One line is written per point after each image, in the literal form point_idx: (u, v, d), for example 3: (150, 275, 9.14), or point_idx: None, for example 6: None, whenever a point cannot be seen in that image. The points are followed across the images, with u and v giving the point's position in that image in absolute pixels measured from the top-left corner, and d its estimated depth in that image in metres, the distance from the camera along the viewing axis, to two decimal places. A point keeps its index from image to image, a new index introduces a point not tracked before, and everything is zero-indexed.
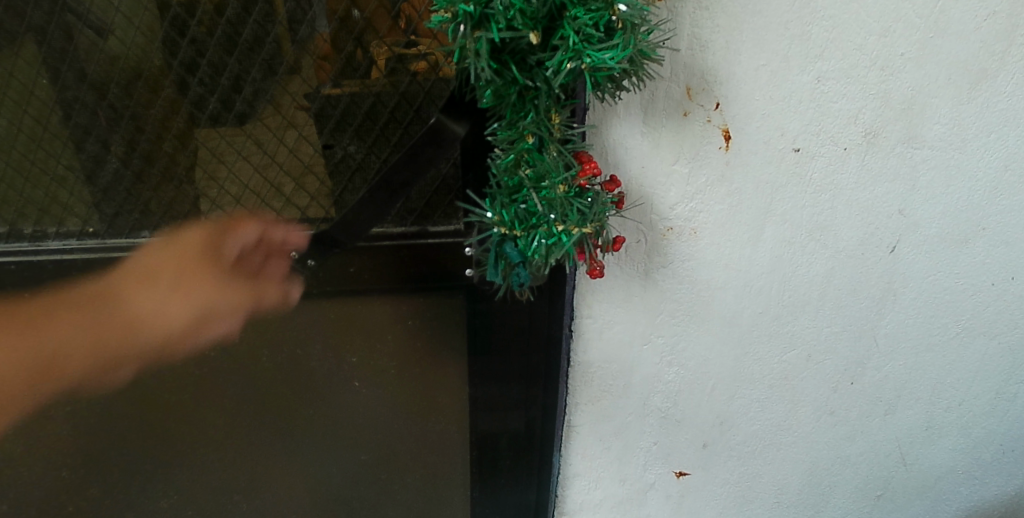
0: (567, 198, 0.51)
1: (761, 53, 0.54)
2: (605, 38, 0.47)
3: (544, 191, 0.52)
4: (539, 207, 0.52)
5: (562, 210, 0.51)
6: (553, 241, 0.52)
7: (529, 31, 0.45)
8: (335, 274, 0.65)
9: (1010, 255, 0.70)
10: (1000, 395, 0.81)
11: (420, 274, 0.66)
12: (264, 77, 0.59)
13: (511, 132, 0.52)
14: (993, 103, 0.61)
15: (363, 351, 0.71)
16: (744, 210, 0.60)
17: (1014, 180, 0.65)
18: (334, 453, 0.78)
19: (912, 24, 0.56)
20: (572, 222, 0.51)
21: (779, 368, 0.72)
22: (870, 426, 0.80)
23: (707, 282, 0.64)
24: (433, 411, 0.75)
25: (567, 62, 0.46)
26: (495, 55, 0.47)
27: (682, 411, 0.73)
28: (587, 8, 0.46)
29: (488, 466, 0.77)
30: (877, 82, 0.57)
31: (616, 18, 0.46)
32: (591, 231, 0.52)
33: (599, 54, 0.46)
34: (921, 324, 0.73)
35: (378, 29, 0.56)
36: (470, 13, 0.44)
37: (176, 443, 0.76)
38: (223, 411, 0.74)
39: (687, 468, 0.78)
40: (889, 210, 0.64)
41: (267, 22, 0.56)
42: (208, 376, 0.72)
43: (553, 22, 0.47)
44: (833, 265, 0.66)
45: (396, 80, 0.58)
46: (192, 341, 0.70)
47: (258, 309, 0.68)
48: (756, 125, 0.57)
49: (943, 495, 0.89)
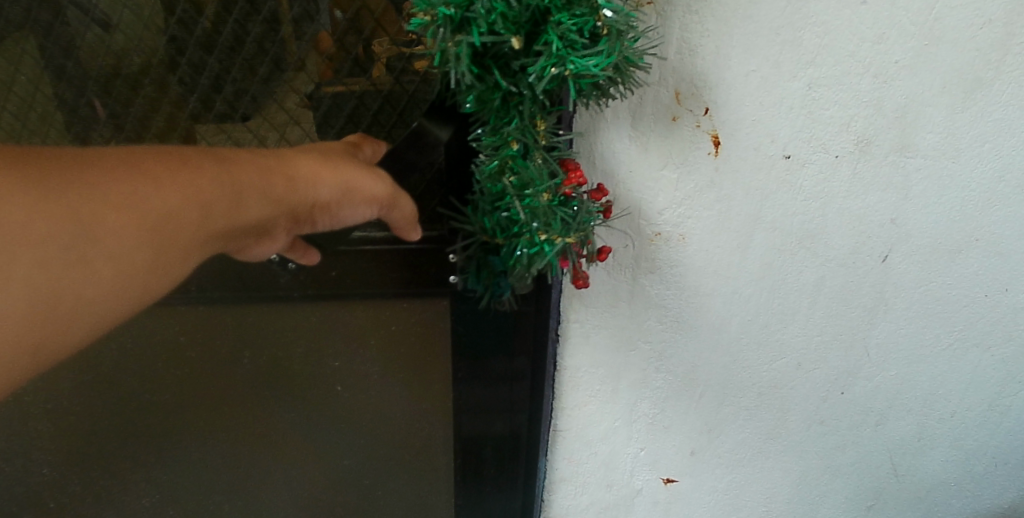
0: (551, 207, 0.50)
1: (751, 58, 0.53)
2: (590, 45, 0.46)
3: (526, 199, 0.51)
4: (522, 215, 0.51)
5: (545, 219, 0.50)
6: (535, 251, 0.52)
7: (511, 36, 0.44)
8: (316, 277, 0.65)
9: (1004, 267, 0.69)
10: (993, 407, 0.80)
11: (403, 278, 0.65)
12: (244, 77, 0.58)
13: (495, 137, 0.51)
14: (987, 113, 0.60)
15: (347, 356, 0.71)
16: (733, 216, 0.60)
17: (1009, 191, 0.64)
18: (315, 457, 0.78)
19: (906, 31, 0.55)
20: (555, 231, 0.50)
21: (768, 376, 0.71)
22: (862, 436, 0.79)
23: (695, 289, 0.63)
24: (418, 417, 0.75)
25: (551, 68, 0.46)
26: (477, 59, 0.47)
27: (670, 418, 0.72)
28: (572, 13, 0.45)
29: (473, 472, 0.77)
30: (869, 90, 0.56)
31: (602, 24, 0.45)
32: (575, 241, 0.51)
33: (583, 61, 0.45)
34: (913, 334, 0.72)
35: (360, 31, 0.55)
36: (450, 17, 0.44)
37: (158, 441, 0.76)
38: (206, 411, 0.74)
39: (674, 475, 0.77)
40: (881, 219, 0.63)
41: (248, 21, 0.56)
42: (191, 375, 0.72)
43: (537, 27, 0.46)
44: (824, 273, 0.65)
45: (378, 82, 0.57)
46: (173, 342, 0.69)
47: (240, 312, 0.67)
48: (746, 131, 0.56)
49: (935, 507, 0.88)
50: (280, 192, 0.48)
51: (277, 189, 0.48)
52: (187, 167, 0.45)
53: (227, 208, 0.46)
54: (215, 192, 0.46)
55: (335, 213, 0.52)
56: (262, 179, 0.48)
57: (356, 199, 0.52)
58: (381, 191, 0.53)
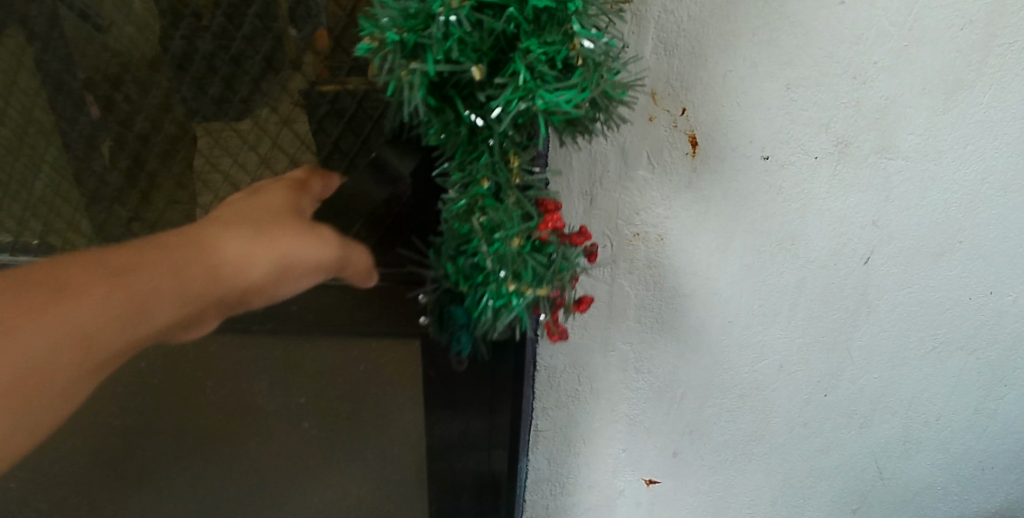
0: (521, 253, 0.50)
1: (728, 59, 0.53)
2: (561, 75, 0.45)
3: (497, 243, 0.50)
4: (491, 261, 0.51)
5: (515, 267, 0.50)
6: (504, 300, 0.52)
7: (471, 64, 0.44)
8: (278, 314, 0.62)
9: (987, 270, 0.69)
10: (979, 411, 0.80)
11: (370, 311, 0.63)
12: (193, 95, 0.59)
13: (465, 174, 0.51)
14: (969, 114, 0.59)
15: (317, 388, 0.69)
16: (711, 217, 0.59)
17: (993, 194, 0.64)
18: (288, 486, 0.77)
19: (885, 32, 0.54)
20: (525, 282, 0.50)
21: (750, 377, 0.71)
22: (845, 438, 0.79)
23: (674, 289, 0.63)
24: (391, 448, 0.73)
25: (518, 101, 0.44)
26: (438, 89, 0.46)
27: (651, 419, 0.72)
28: (542, 41, 0.44)
29: (449, 497, 0.75)
30: (848, 90, 0.56)
31: (575, 55, 0.44)
32: (544, 291, 0.51)
33: (552, 95, 0.44)
34: (896, 337, 0.72)
35: (316, 49, 0.55)
36: (400, 42, 0.44)
37: (119, 474, 0.73)
38: (170, 442, 0.72)
39: (657, 477, 0.77)
40: (861, 220, 0.63)
41: (195, 37, 0.57)
42: (152, 407, 0.69)
43: (504, 56, 0.45)
44: (805, 274, 0.65)
45: (339, 106, 0.57)
46: (131, 378, 0.65)
47: (202, 348, 0.65)
48: (723, 131, 0.56)
49: (921, 511, 0.88)
50: (195, 287, 0.49)
51: (192, 285, 0.48)
52: (85, 279, 0.46)
53: (136, 313, 0.47)
54: (118, 304, 0.46)
55: (273, 289, 0.52)
56: (171, 277, 0.47)
57: (306, 266, 0.52)
58: (329, 258, 0.53)
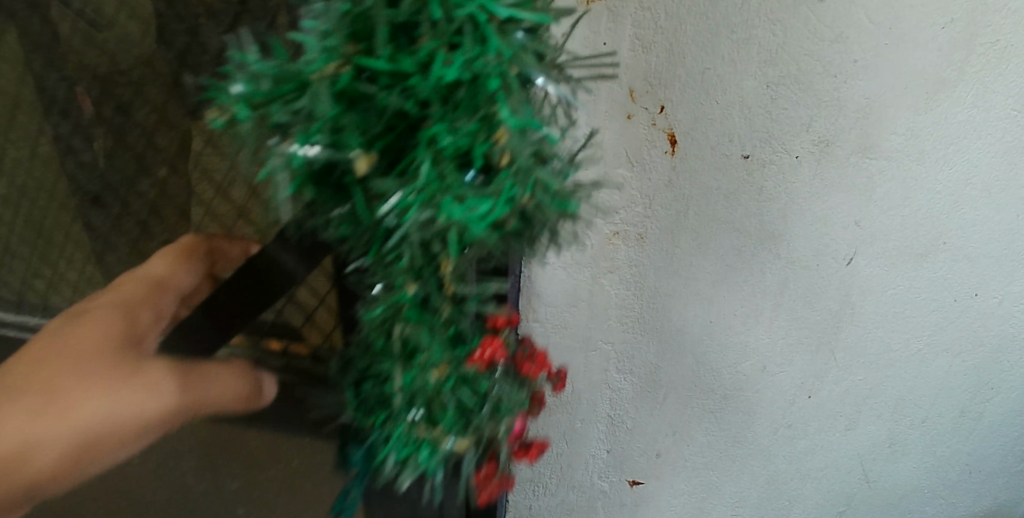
0: (438, 390, 0.51)
1: (706, 56, 0.53)
2: (470, 179, 0.42)
3: (414, 367, 0.50)
4: (407, 388, 0.51)
5: (429, 402, 0.51)
6: (417, 431, 0.52)
7: (356, 156, 0.42)
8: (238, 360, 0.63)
9: (972, 272, 0.69)
10: (966, 414, 0.79)
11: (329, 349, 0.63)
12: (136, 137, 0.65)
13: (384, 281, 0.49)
14: (952, 114, 0.59)
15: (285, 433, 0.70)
16: (691, 216, 0.59)
17: (976, 194, 0.64)
18: None
19: (865, 31, 0.54)
20: (440, 423, 0.51)
21: (732, 379, 0.70)
22: (830, 441, 0.79)
23: (654, 289, 0.63)
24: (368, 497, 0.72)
25: (419, 206, 0.42)
26: (331, 179, 0.45)
27: (634, 419, 0.72)
28: (451, 131, 0.41)
29: None
30: (829, 89, 0.56)
31: (486, 156, 0.41)
32: (459, 435, 0.52)
33: (456, 201, 0.41)
34: (880, 338, 0.72)
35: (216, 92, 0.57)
36: (278, 127, 0.43)
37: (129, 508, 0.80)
38: (168, 479, 0.77)
39: (640, 478, 0.77)
40: (844, 221, 0.63)
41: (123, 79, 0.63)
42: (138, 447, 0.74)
43: (404, 148, 0.43)
44: (787, 275, 0.65)
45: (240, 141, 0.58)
46: None
47: None
48: (702, 130, 0.55)
49: (910, 514, 0.87)
50: None
51: None
52: None
53: None
54: None
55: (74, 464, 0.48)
56: None
57: (103, 435, 0.48)
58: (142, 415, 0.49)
